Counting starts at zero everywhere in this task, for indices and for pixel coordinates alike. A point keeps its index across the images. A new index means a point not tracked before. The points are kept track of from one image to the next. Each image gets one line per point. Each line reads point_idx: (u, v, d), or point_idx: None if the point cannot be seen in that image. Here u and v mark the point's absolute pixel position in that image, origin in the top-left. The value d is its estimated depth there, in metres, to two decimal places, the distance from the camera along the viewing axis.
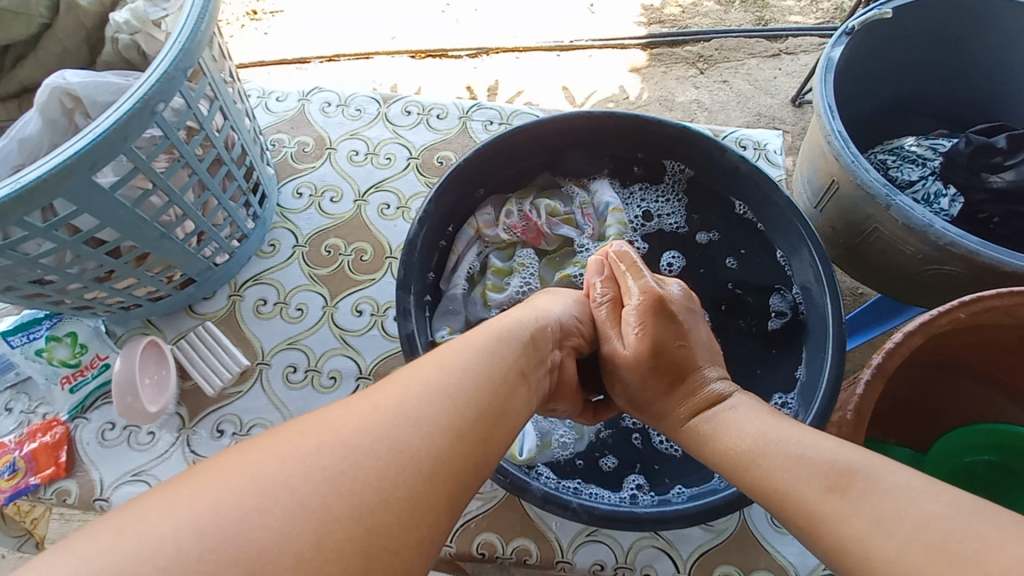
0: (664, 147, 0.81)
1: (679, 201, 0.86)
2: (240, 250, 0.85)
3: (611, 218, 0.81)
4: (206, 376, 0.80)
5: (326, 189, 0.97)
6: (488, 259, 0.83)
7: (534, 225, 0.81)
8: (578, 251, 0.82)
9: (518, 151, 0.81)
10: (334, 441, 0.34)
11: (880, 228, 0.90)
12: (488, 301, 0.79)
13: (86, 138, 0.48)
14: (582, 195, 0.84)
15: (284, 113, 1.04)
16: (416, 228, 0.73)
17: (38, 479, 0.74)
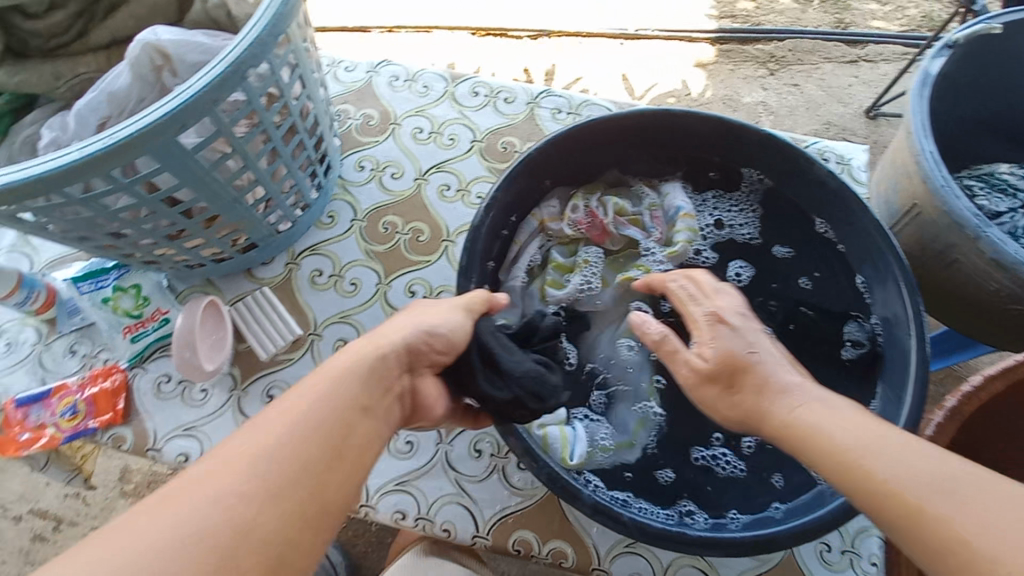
0: (746, 154, 0.78)
1: (754, 211, 0.83)
2: (303, 219, 0.85)
3: (681, 223, 0.78)
4: (261, 342, 0.81)
5: (388, 164, 0.96)
6: (550, 253, 0.81)
7: (599, 222, 0.79)
8: (644, 254, 0.80)
9: (593, 144, 0.78)
10: (176, 513, 0.34)
11: (964, 262, 0.84)
12: (546, 297, 0.77)
13: (179, 97, 0.48)
14: (649, 197, 0.82)
15: (351, 83, 1.03)
16: (485, 214, 0.71)
17: (96, 423, 0.76)
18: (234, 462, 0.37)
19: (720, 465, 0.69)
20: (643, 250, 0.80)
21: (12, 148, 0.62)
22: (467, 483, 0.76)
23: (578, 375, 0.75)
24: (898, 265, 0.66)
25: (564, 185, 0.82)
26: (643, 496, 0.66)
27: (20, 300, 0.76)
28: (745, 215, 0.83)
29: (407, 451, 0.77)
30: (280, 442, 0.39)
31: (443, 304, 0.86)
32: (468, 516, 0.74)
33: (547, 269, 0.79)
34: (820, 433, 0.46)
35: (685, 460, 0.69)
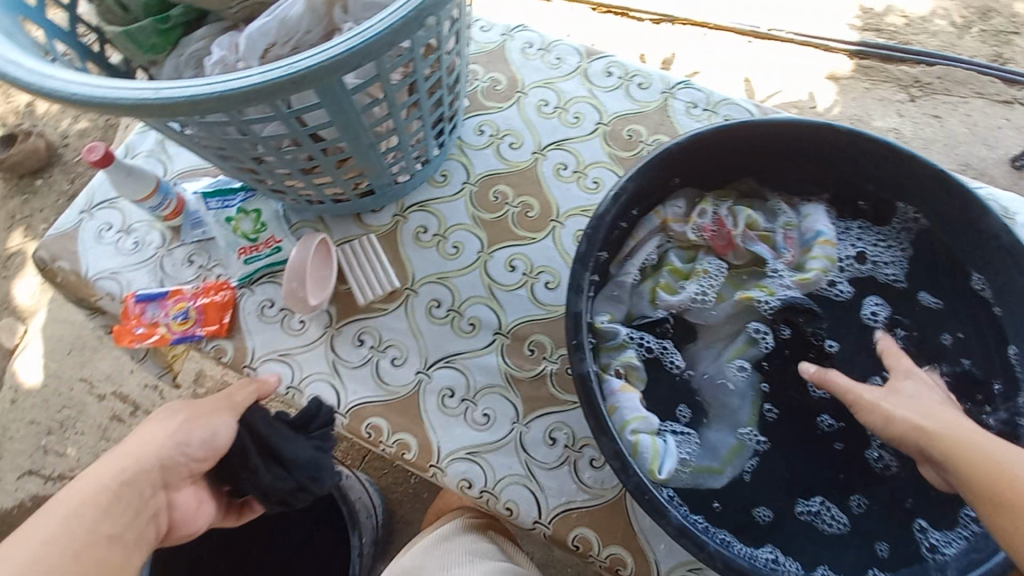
0: (909, 188, 0.71)
1: (902, 251, 0.76)
2: (420, 173, 0.85)
3: (820, 249, 0.74)
4: (360, 286, 0.82)
5: (508, 133, 0.94)
6: (666, 255, 0.78)
7: (728, 232, 0.76)
8: (769, 274, 0.76)
9: (738, 147, 0.74)
10: None
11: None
12: (656, 300, 0.74)
13: (359, 37, 0.47)
14: (785, 216, 0.78)
15: (484, 44, 1.01)
16: (614, 202, 0.69)
17: (203, 331, 0.80)
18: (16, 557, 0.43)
19: (824, 522, 0.65)
20: (768, 269, 0.76)
21: (180, 61, 0.64)
22: (538, 468, 0.75)
23: (677, 382, 0.73)
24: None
25: (694, 187, 0.78)
26: (730, 530, 0.64)
27: (155, 205, 0.80)
28: (891, 252, 0.76)
29: (483, 423, 0.77)
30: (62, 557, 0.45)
31: (541, 286, 0.84)
32: (532, 500, 0.74)
33: (662, 271, 0.76)
34: (970, 441, 0.51)
35: (777, 504, 0.67)
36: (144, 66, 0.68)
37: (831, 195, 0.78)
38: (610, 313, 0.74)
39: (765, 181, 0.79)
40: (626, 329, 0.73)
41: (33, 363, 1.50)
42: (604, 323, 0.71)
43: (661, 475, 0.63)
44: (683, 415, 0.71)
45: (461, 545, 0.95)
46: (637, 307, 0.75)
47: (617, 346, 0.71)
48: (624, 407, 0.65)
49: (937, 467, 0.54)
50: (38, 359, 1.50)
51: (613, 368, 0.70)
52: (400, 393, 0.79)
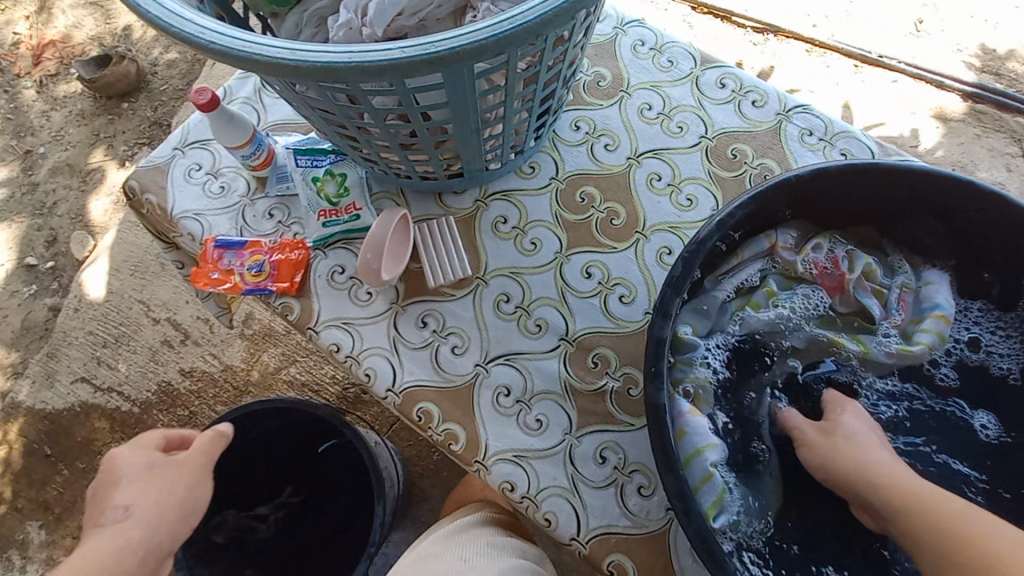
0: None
1: (1022, 344, 0.71)
2: (511, 163, 0.83)
3: (932, 323, 0.72)
4: (433, 269, 0.81)
5: (604, 133, 0.90)
6: (766, 279, 0.76)
7: (840, 274, 0.75)
8: (869, 333, 0.74)
9: (868, 189, 0.71)
10: None
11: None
12: (743, 319, 0.73)
13: (507, 23, 0.45)
14: (907, 275, 0.75)
15: (595, 35, 0.97)
16: (730, 219, 0.66)
17: (273, 287, 0.80)
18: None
19: None
20: (872, 325, 0.74)
21: (303, 17, 0.64)
22: (583, 485, 0.73)
23: (744, 415, 0.71)
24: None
25: (810, 221, 0.75)
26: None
27: (247, 154, 0.80)
28: (1008, 344, 0.72)
29: (535, 428, 0.75)
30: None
31: (615, 298, 0.81)
32: (573, 516, 0.72)
33: (759, 290, 0.75)
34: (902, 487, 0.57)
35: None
36: (265, 17, 0.67)
37: (957, 269, 0.74)
38: (696, 325, 0.72)
39: (889, 232, 0.76)
40: (705, 346, 0.71)
41: (98, 277, 1.56)
42: (686, 333, 0.71)
43: (716, 510, 0.64)
44: (745, 462, 0.69)
45: (482, 537, 0.95)
46: (722, 324, 0.74)
47: (692, 361, 0.71)
48: (691, 432, 0.65)
49: (877, 513, 0.59)
50: (103, 274, 1.56)
51: (682, 387, 0.69)
52: (456, 382, 0.77)
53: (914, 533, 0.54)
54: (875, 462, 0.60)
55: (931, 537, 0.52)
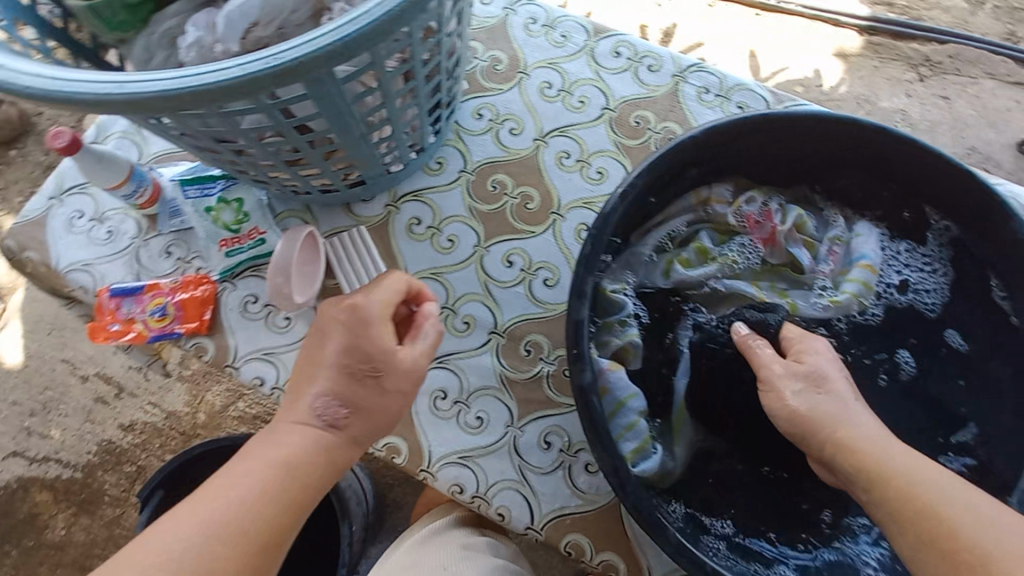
0: (977, 218, 0.70)
1: (944, 279, 0.75)
2: (414, 162, 0.80)
3: (858, 273, 0.74)
4: (350, 282, 0.78)
5: (508, 118, 0.89)
6: (698, 233, 0.78)
7: (772, 227, 0.76)
8: (799, 286, 0.76)
9: (787, 140, 0.72)
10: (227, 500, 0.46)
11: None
12: (671, 273, 0.75)
13: (354, 22, 0.42)
14: (837, 229, 0.77)
15: (485, 19, 0.95)
16: (649, 181, 0.68)
17: (182, 329, 0.76)
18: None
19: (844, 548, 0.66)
20: (803, 276, 0.76)
21: (151, 40, 0.59)
22: (531, 473, 0.73)
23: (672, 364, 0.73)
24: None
25: (746, 175, 0.78)
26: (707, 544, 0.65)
27: (128, 193, 0.75)
28: (934, 279, 0.75)
29: (477, 426, 0.75)
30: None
31: (540, 282, 0.80)
32: (525, 506, 0.72)
33: (689, 246, 0.76)
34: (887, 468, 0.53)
35: (752, 538, 0.67)
36: (113, 46, 0.62)
37: (889, 218, 0.77)
38: (623, 281, 0.74)
39: (823, 184, 0.79)
40: (632, 305, 0.74)
41: (10, 343, 1.43)
42: (613, 289, 0.73)
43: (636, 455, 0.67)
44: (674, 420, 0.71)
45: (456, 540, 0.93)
46: (652, 278, 0.76)
47: (622, 321, 0.72)
48: (614, 387, 0.68)
49: (849, 479, 0.56)
50: (17, 337, 1.44)
51: (613, 346, 0.71)
52: None
53: (892, 515, 0.51)
54: (864, 440, 0.56)
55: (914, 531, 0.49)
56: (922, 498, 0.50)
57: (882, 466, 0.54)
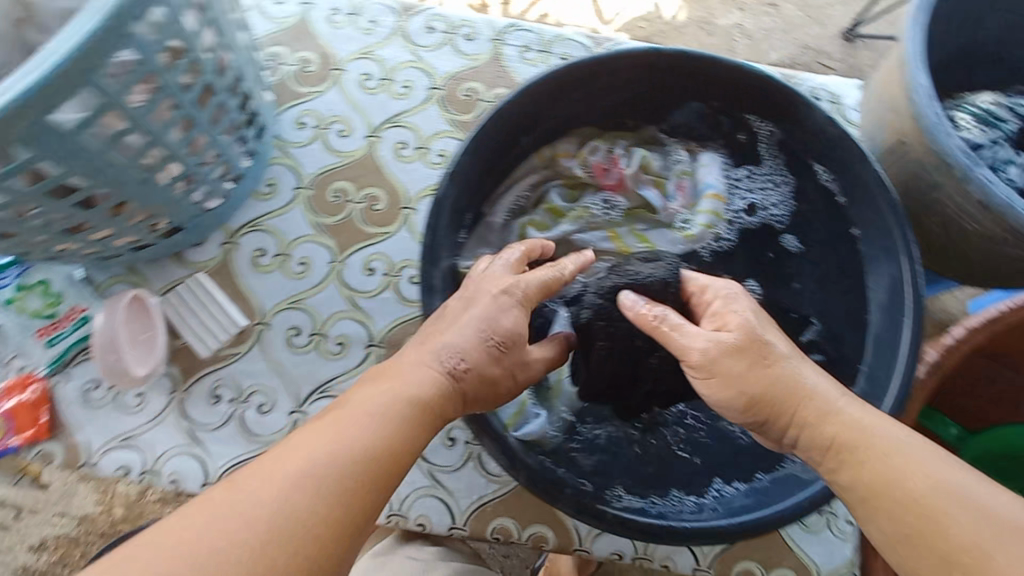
0: (798, 126, 0.70)
1: (789, 192, 0.75)
2: (235, 192, 0.73)
3: (706, 203, 0.75)
4: (199, 337, 0.73)
5: (334, 120, 0.83)
6: (549, 193, 0.77)
7: (618, 174, 0.77)
8: (658, 226, 0.76)
9: (605, 86, 0.71)
10: (320, 456, 0.39)
11: (945, 200, 0.72)
12: (526, 236, 0.75)
13: (44, 64, 0.41)
14: (682, 164, 0.78)
15: (283, 19, 0.87)
16: (472, 159, 0.65)
17: (19, 440, 0.69)
18: (191, 530, 0.35)
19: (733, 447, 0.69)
20: (657, 216, 0.76)
21: None
22: (441, 474, 0.71)
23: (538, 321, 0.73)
24: (914, 295, 0.61)
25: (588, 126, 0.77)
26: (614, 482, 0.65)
27: None
28: (778, 194, 0.76)
29: None
30: (265, 559, 0.34)
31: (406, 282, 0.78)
32: (443, 509, 0.71)
33: (539, 207, 0.77)
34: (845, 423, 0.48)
35: (652, 469, 0.68)
36: None
37: (728, 142, 0.77)
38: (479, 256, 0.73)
39: (666, 122, 0.78)
40: None
41: None
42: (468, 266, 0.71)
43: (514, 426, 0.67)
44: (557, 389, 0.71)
45: None
46: (509, 245, 0.75)
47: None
48: None
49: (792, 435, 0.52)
50: None
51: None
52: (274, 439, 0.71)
53: (845, 473, 0.47)
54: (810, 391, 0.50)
55: (868, 492, 0.45)
56: (910, 495, 0.42)
57: (880, 450, 0.45)
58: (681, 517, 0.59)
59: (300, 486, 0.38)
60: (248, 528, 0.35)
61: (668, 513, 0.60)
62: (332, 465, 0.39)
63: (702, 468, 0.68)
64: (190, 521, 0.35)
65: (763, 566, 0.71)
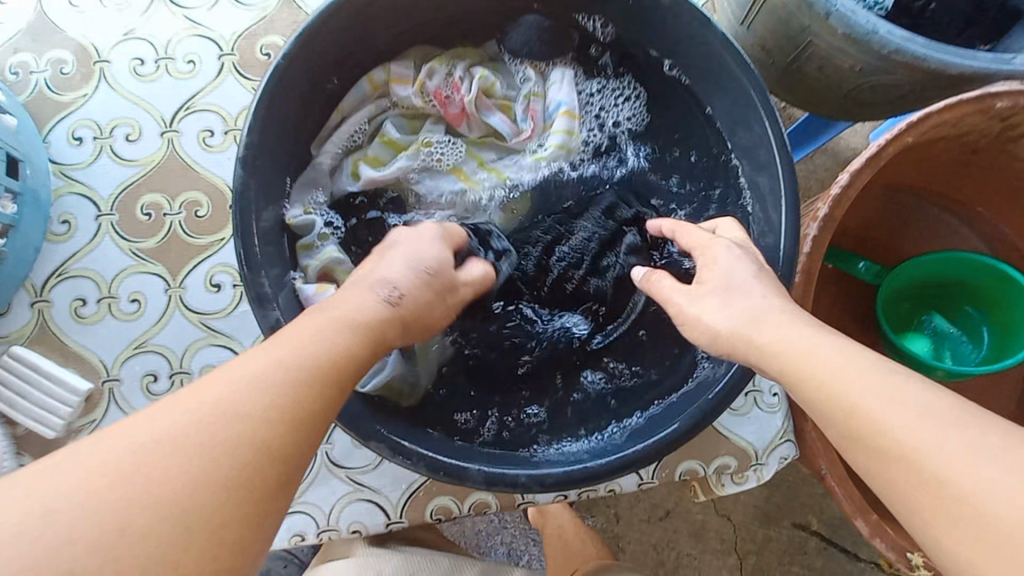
0: (625, 15, 0.61)
1: (639, 100, 0.68)
2: (14, 244, 0.63)
3: (558, 123, 0.66)
4: (38, 419, 0.62)
5: (116, 124, 0.69)
6: (383, 125, 0.67)
7: (458, 97, 0.66)
8: (506, 156, 0.69)
9: (400, 14, 0.60)
10: (258, 378, 0.34)
11: (817, 44, 0.65)
12: (359, 173, 0.65)
13: None
14: (528, 84, 0.68)
15: (13, 18, 0.71)
16: (263, 139, 0.53)
17: None
18: (163, 420, 0.31)
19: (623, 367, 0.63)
20: (507, 146, 0.68)
21: None
22: (362, 476, 0.66)
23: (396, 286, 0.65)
24: (781, 157, 0.54)
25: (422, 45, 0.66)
26: (538, 433, 0.59)
27: None
28: (629, 107, 0.69)
29: None
30: (210, 468, 0.30)
31: None
32: (375, 509, 0.66)
33: (373, 140, 0.67)
34: (790, 334, 0.41)
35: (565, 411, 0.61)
36: None
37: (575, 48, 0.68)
38: (309, 201, 0.63)
39: (506, 41, 0.68)
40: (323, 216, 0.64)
41: None
42: (299, 216, 0.61)
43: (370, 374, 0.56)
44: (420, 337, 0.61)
45: None
46: (340, 187, 0.66)
47: (323, 237, 0.63)
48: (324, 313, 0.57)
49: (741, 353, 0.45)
50: None
51: (313, 270, 0.61)
52: None
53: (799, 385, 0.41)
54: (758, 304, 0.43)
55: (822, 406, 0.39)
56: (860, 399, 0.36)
57: (831, 351, 0.38)
58: (606, 447, 0.53)
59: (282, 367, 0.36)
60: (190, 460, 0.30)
61: (600, 447, 0.54)
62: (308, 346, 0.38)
63: (636, 384, 0.62)
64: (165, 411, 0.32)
65: (703, 460, 0.67)
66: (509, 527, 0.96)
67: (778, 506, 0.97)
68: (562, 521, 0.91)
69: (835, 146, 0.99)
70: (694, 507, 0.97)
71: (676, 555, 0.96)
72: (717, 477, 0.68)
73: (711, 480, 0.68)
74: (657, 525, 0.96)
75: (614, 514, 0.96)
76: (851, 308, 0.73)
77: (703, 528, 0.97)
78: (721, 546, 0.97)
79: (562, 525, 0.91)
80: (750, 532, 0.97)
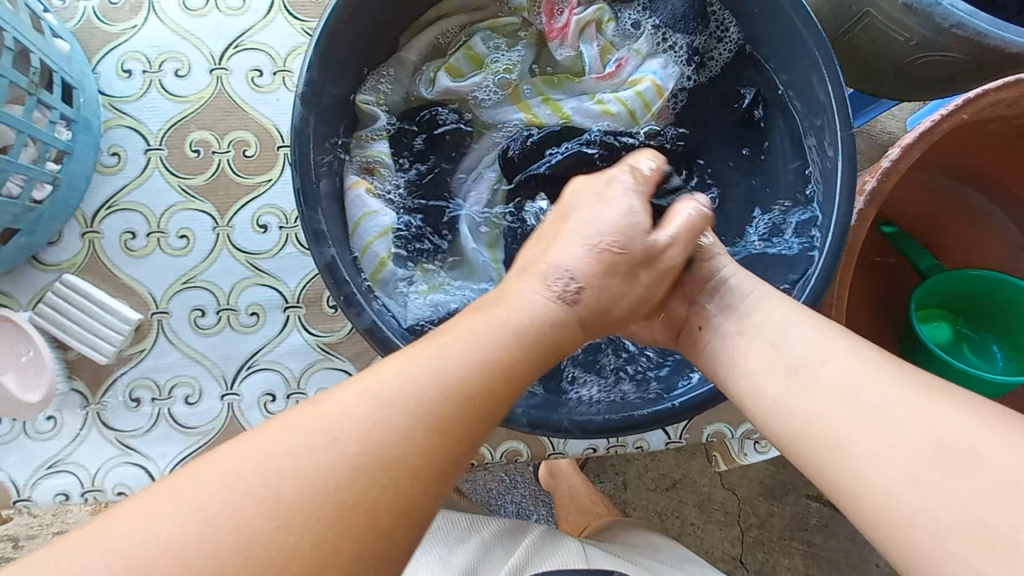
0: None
1: (743, 47, 0.64)
2: (67, 171, 0.63)
3: (642, 82, 0.66)
4: (91, 344, 0.64)
5: (165, 59, 0.69)
6: (472, 37, 0.68)
7: (567, 16, 0.68)
8: (571, 96, 0.68)
9: None
10: (417, 372, 0.34)
11: (875, 15, 0.64)
12: (436, 82, 0.67)
13: None
14: (646, 37, 0.68)
15: None
16: (322, 76, 0.53)
17: None
18: (330, 403, 0.33)
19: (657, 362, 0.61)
20: (582, 88, 0.68)
21: None
22: None
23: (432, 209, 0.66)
24: (841, 126, 0.53)
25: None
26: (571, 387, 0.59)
27: None
28: (727, 45, 0.65)
29: None
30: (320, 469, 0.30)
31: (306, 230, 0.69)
32: None
33: (459, 50, 0.68)
34: None
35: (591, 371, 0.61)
36: None
37: (703, 30, 0.66)
38: (380, 93, 0.64)
39: None
40: (388, 117, 0.65)
41: None
42: (368, 103, 0.63)
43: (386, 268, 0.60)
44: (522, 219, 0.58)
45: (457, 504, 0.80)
46: (414, 89, 0.67)
47: (379, 135, 0.64)
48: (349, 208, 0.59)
49: (787, 322, 0.47)
50: None
51: (360, 160, 0.62)
52: (204, 430, 0.65)
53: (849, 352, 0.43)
54: None
55: (874, 375, 0.41)
56: None
57: None
58: (636, 400, 0.55)
59: (377, 396, 0.33)
60: (314, 457, 0.31)
61: (641, 399, 0.55)
62: (412, 363, 0.35)
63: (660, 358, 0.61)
64: (268, 432, 0.31)
65: (732, 425, 0.69)
66: (519, 487, 1.00)
67: (784, 483, 1.00)
68: (574, 483, 0.94)
69: (871, 129, 0.98)
70: (701, 479, 1.00)
71: (681, 524, 1.00)
72: (741, 445, 0.70)
73: (735, 447, 0.71)
74: (663, 494, 0.99)
75: (622, 480, 1.00)
76: (881, 287, 0.75)
77: (708, 499, 1.00)
78: (723, 517, 1.00)
79: (573, 487, 0.94)
80: (754, 506, 1.00)
